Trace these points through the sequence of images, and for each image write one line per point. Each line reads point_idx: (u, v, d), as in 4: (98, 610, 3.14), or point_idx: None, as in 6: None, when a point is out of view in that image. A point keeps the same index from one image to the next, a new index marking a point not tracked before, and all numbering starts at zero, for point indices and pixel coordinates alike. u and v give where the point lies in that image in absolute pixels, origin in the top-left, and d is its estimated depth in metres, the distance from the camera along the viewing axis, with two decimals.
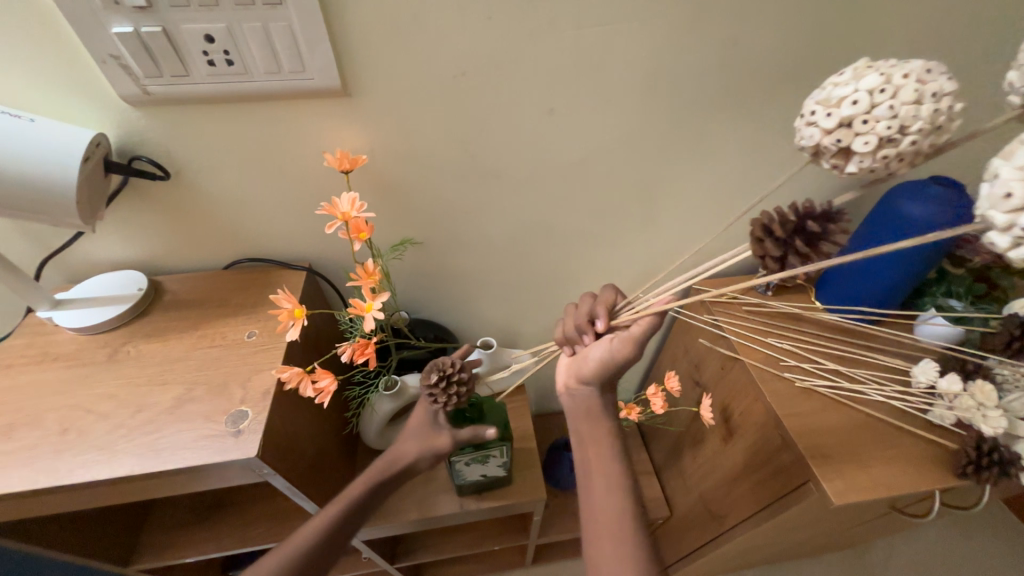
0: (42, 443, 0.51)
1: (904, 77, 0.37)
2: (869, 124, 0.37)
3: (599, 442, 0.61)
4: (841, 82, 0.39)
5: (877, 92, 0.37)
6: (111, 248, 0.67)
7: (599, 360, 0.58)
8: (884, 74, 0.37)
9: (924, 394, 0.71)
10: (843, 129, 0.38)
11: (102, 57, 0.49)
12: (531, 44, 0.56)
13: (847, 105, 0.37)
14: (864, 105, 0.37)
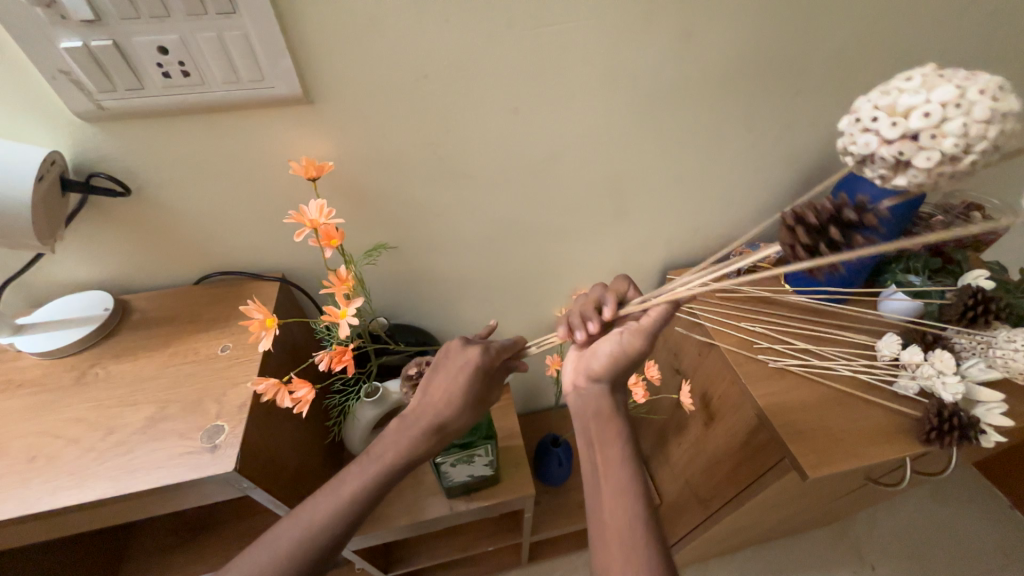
0: (8, 472, 0.50)
1: (982, 92, 0.32)
2: (938, 140, 0.32)
3: (609, 444, 0.60)
4: (910, 89, 0.34)
5: (951, 105, 0.32)
6: (74, 269, 0.66)
7: (610, 353, 0.63)
8: (959, 86, 0.33)
9: (888, 366, 0.74)
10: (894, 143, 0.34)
11: (51, 73, 0.48)
12: (491, 44, 0.57)
13: (916, 117, 0.33)
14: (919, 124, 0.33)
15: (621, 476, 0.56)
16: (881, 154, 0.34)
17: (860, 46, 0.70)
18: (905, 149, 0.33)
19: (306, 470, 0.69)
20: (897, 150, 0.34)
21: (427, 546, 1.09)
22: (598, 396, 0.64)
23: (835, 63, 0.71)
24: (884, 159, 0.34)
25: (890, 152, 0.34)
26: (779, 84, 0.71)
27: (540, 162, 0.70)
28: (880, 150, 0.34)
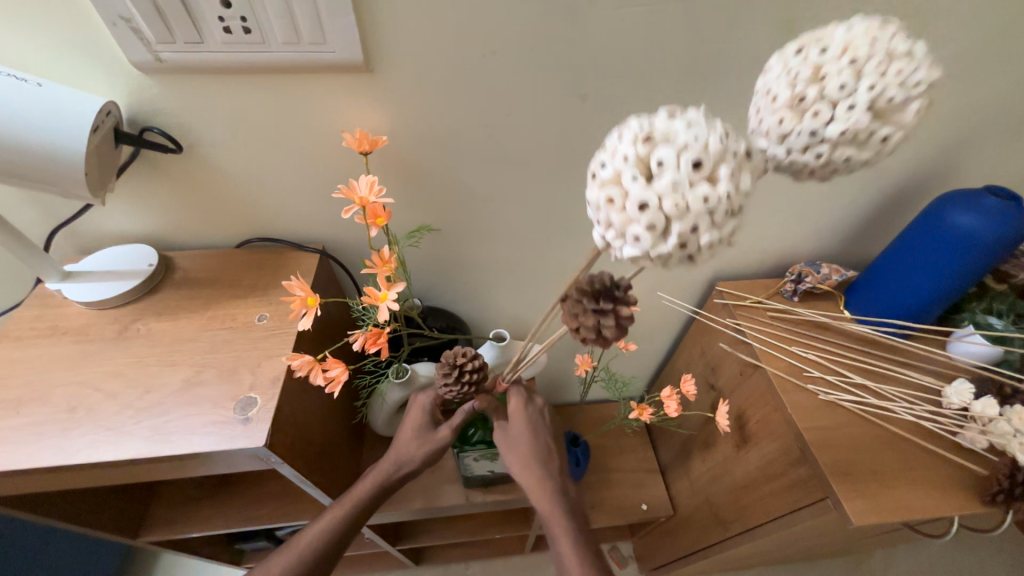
0: (49, 420, 0.51)
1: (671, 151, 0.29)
2: (854, 112, 0.31)
3: (552, 516, 0.57)
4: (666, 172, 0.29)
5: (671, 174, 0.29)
6: (121, 221, 0.65)
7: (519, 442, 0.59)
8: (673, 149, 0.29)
9: (955, 416, 0.69)
10: (892, 66, 0.30)
11: (112, 19, 0.46)
12: (570, 23, 0.52)
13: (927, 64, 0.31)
14: (851, 78, 0.31)
15: (574, 555, 0.54)
16: (835, 123, 0.31)
17: (979, 56, 0.62)
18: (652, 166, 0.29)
19: (330, 446, 0.69)
20: (893, 87, 0.30)
21: (436, 527, 1.10)
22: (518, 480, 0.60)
23: (946, 72, 0.63)
24: (878, 99, 0.31)
25: (894, 89, 0.30)
26: None
27: None
28: (866, 85, 0.30)
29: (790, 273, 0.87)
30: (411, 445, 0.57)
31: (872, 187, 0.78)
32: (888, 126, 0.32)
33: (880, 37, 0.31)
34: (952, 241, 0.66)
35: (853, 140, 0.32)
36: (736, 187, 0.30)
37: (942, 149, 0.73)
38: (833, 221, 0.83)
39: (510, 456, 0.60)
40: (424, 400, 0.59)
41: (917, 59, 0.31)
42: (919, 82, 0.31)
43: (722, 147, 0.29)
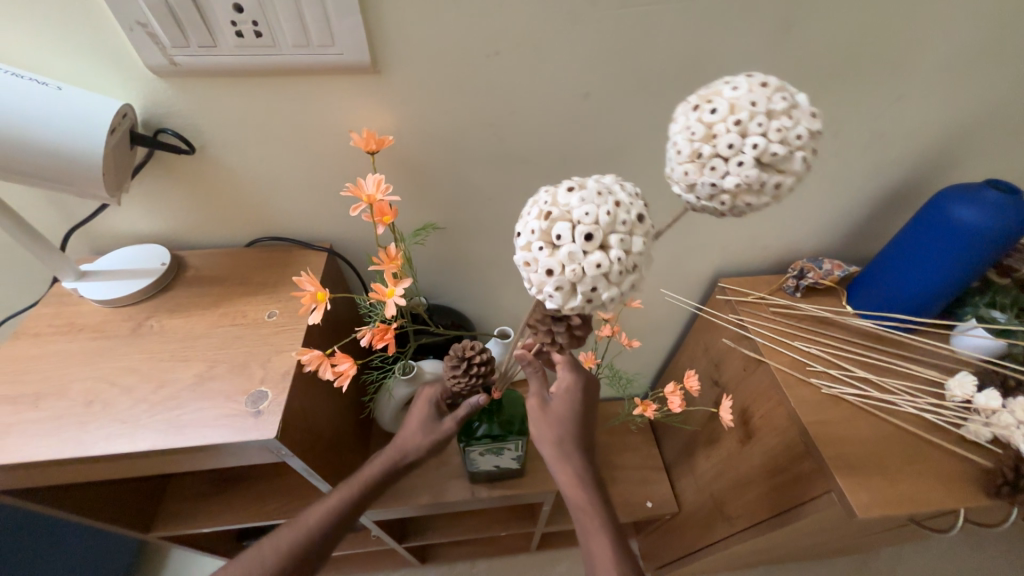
0: (68, 413, 0.52)
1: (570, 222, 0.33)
2: (744, 167, 0.35)
3: (585, 505, 0.57)
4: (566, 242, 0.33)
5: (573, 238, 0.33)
6: (135, 221, 0.67)
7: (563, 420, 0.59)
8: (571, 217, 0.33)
9: (958, 409, 0.69)
10: (776, 122, 0.34)
11: (129, 24, 0.47)
12: (571, 23, 0.53)
13: (806, 117, 0.35)
14: (739, 137, 0.35)
15: (604, 545, 0.55)
16: (730, 176, 0.35)
17: (977, 51, 0.63)
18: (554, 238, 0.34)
19: (339, 441, 0.70)
20: (778, 141, 0.34)
21: (441, 524, 1.11)
22: (555, 464, 0.59)
23: (945, 68, 0.64)
24: (768, 152, 0.34)
25: (779, 144, 0.34)
26: (874, 88, 0.65)
27: (606, 153, 0.67)
28: (759, 141, 0.34)
29: (792, 269, 0.87)
30: (417, 432, 0.59)
31: (873, 183, 0.78)
32: (785, 171, 0.35)
33: (761, 95, 0.35)
34: (953, 235, 0.67)
35: (753, 186, 0.35)
36: (629, 250, 0.34)
37: (942, 144, 0.74)
38: (835, 216, 0.84)
39: (553, 437, 0.59)
40: (431, 393, 0.61)
41: (796, 114, 0.35)
42: (802, 135, 0.34)
43: (612, 219, 0.33)
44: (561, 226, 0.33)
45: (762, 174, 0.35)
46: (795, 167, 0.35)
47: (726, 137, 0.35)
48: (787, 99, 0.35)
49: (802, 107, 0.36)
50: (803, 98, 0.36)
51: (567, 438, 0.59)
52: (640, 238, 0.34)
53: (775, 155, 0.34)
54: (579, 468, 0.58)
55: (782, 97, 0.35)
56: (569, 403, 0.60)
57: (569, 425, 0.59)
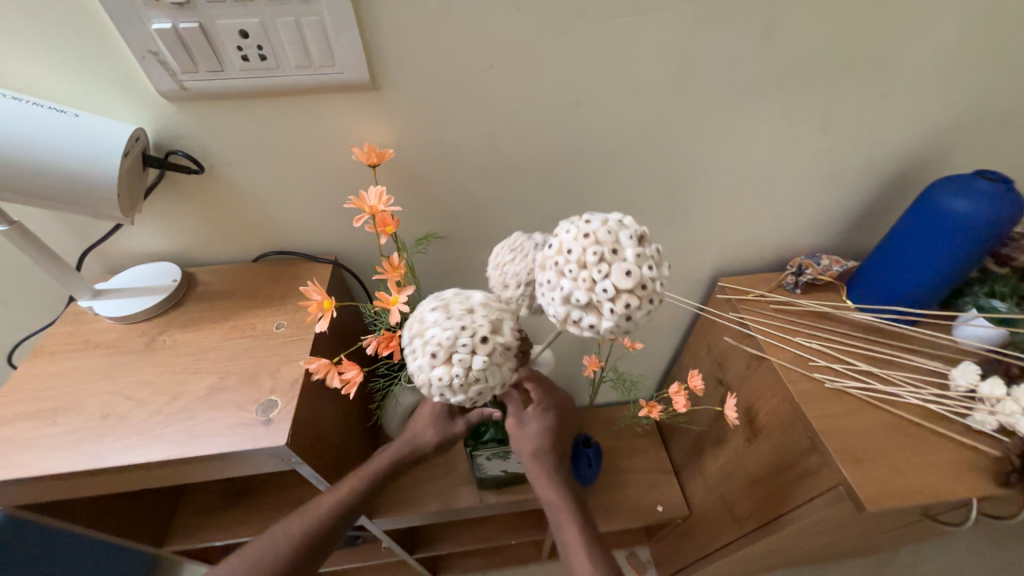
0: (85, 426, 0.54)
1: (435, 349, 0.38)
2: (558, 302, 0.37)
3: (562, 510, 0.58)
4: (432, 362, 0.39)
5: (438, 360, 0.38)
6: (147, 240, 0.69)
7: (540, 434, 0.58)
8: (440, 343, 0.38)
9: (963, 398, 0.69)
10: (581, 277, 0.35)
11: (142, 53, 0.50)
12: (561, 36, 0.56)
13: (620, 273, 0.34)
14: (558, 275, 0.36)
15: (580, 544, 0.56)
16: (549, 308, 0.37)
17: (959, 47, 0.65)
18: (429, 362, 0.39)
19: (347, 449, 0.71)
20: (585, 291, 0.35)
21: (452, 534, 1.11)
22: (533, 471, 0.59)
23: (928, 64, 0.66)
24: (573, 298, 0.35)
25: (580, 295, 0.35)
26: (859, 86, 0.67)
27: (599, 158, 0.69)
28: (564, 288, 0.36)
29: (790, 267, 0.88)
30: (425, 428, 0.59)
31: (866, 179, 0.80)
32: (597, 316, 0.36)
33: (579, 246, 0.35)
34: (948, 226, 0.67)
35: (571, 321, 0.37)
36: (470, 366, 0.38)
37: (931, 138, 0.75)
38: (830, 213, 0.85)
39: (530, 448, 0.58)
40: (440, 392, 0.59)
41: (611, 265, 0.34)
42: (607, 290, 0.34)
43: (456, 340, 0.38)
44: (432, 351, 0.38)
45: (571, 314, 0.36)
46: (607, 317, 0.35)
47: (547, 277, 0.37)
48: (609, 251, 0.34)
49: (630, 258, 0.34)
50: (634, 249, 0.35)
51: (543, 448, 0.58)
52: (486, 356, 0.39)
53: (579, 302, 0.35)
54: (555, 474, 0.59)
55: (594, 251, 0.34)
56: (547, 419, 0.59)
57: (546, 436, 0.59)
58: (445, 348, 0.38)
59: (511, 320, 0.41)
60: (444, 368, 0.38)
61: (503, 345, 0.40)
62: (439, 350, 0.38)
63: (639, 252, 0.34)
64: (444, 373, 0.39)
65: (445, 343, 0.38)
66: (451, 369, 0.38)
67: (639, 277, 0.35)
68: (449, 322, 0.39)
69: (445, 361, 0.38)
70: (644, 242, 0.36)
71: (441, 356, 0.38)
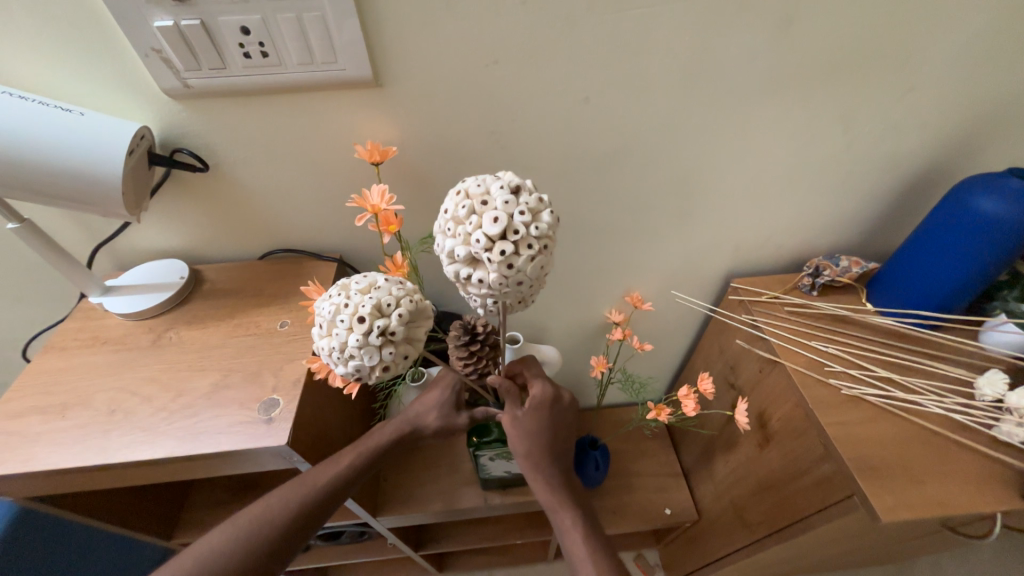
0: (92, 422, 0.54)
1: (322, 319, 0.38)
2: (461, 257, 0.33)
3: (558, 506, 0.58)
4: (322, 333, 0.39)
5: (324, 329, 0.38)
6: (155, 237, 0.70)
7: (538, 433, 0.56)
8: (324, 315, 0.38)
9: (989, 408, 0.66)
10: (457, 232, 0.33)
11: (145, 50, 0.50)
12: (568, 29, 0.54)
13: (488, 220, 0.32)
14: (461, 230, 0.33)
15: (580, 541, 0.55)
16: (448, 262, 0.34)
17: (992, 36, 0.61)
18: (320, 333, 0.39)
19: None
20: (462, 245, 0.33)
21: (458, 532, 1.11)
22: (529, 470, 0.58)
23: (957, 54, 0.62)
24: (455, 254, 0.34)
25: (458, 248, 0.33)
26: (883, 78, 0.64)
27: (607, 155, 0.68)
28: (446, 246, 0.34)
29: (807, 268, 0.85)
30: (426, 408, 0.58)
31: (889, 176, 0.76)
32: (484, 270, 0.33)
33: (452, 203, 0.34)
34: (976, 227, 0.64)
35: (465, 282, 0.35)
36: (345, 343, 0.37)
37: (959, 133, 0.71)
38: (849, 212, 0.82)
39: (525, 449, 0.56)
40: (450, 380, 0.58)
41: (480, 217, 0.33)
42: (478, 239, 0.32)
43: (337, 316, 0.37)
44: (320, 321, 0.39)
45: (461, 272, 0.35)
46: (489, 269, 0.32)
47: (437, 241, 0.36)
48: (478, 202, 0.33)
49: (496, 205, 0.32)
50: (500, 195, 0.32)
51: (541, 445, 0.57)
52: (363, 334, 0.37)
53: (461, 257, 0.33)
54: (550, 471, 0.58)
55: (464, 203, 0.33)
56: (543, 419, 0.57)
57: (543, 433, 0.57)
58: (329, 318, 0.38)
59: (404, 305, 0.38)
60: (327, 340, 0.38)
61: (382, 329, 0.37)
62: (325, 324, 0.38)
63: (505, 198, 0.32)
64: (329, 347, 0.38)
65: (329, 314, 0.38)
66: (333, 342, 0.38)
67: (512, 224, 0.32)
68: (338, 297, 0.38)
69: (329, 333, 0.38)
70: (521, 191, 0.34)
71: (326, 326, 0.38)
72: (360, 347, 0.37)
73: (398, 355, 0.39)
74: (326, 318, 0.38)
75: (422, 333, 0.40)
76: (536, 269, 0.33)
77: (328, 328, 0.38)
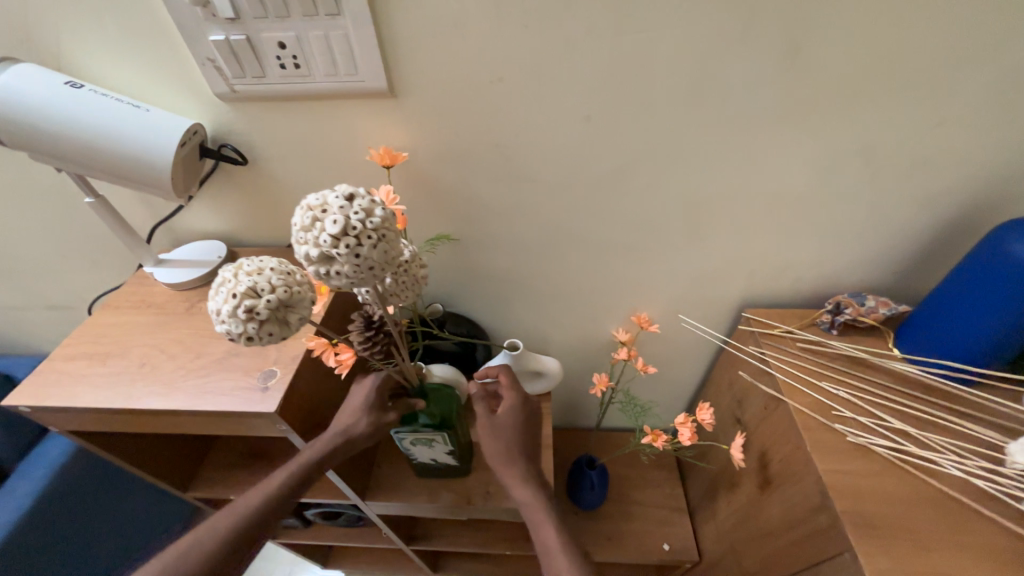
0: (124, 371, 0.63)
1: (214, 290, 0.41)
2: (314, 257, 0.38)
3: (532, 505, 0.59)
4: (213, 299, 0.41)
5: (214, 297, 0.41)
6: (203, 220, 0.80)
7: (511, 426, 0.64)
8: (217, 285, 0.41)
9: (1020, 478, 0.58)
10: (308, 238, 0.37)
11: (202, 59, 0.58)
12: (568, 50, 0.57)
13: (329, 222, 0.36)
14: (311, 235, 0.37)
15: (553, 535, 0.56)
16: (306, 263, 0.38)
17: None
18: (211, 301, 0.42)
19: None
20: (313, 248, 0.37)
21: (451, 532, 1.12)
22: (502, 470, 0.62)
23: (998, 88, 0.58)
24: (311, 257, 0.38)
25: (310, 252, 0.37)
26: (910, 111, 0.60)
27: (610, 173, 0.69)
28: (301, 253, 0.38)
29: (827, 304, 0.81)
30: (351, 416, 0.63)
31: (921, 214, 0.71)
32: (338, 264, 0.38)
33: (297, 217, 0.38)
34: (1017, 275, 0.58)
35: (326, 279, 0.39)
36: (221, 311, 0.40)
37: (1006, 172, 0.65)
38: (878, 249, 0.76)
39: (498, 443, 0.63)
40: (370, 382, 0.65)
41: (324, 221, 0.37)
42: (324, 240, 0.36)
43: (223, 289, 0.41)
44: (214, 291, 0.42)
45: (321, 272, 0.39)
46: (341, 262, 0.37)
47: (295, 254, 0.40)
48: (319, 211, 0.37)
49: (334, 210, 0.37)
50: (335, 202, 0.37)
51: (512, 442, 0.63)
52: (235, 308, 0.40)
53: (314, 258, 0.37)
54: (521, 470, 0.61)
55: (305, 214, 0.37)
56: (513, 416, 0.65)
57: (514, 429, 0.64)
58: (219, 287, 0.41)
59: (279, 292, 0.41)
60: (213, 308, 0.41)
61: (249, 306, 0.40)
62: (215, 295, 0.41)
63: (339, 203, 0.36)
64: (214, 315, 0.41)
65: (220, 287, 0.41)
66: (215, 310, 0.41)
67: (351, 222, 0.37)
68: (232, 271, 0.41)
69: (214, 304, 0.41)
70: (355, 197, 0.38)
71: (216, 294, 0.41)
72: (228, 316, 0.40)
73: (266, 332, 0.41)
74: (217, 289, 0.41)
75: (295, 318, 0.43)
76: (382, 255, 0.38)
77: (216, 296, 0.41)
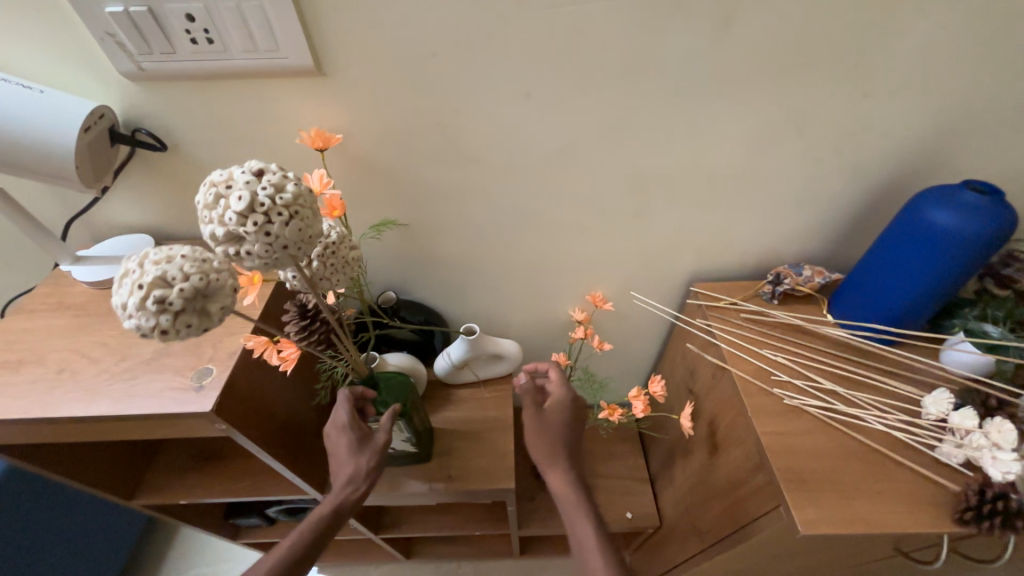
0: (40, 378, 0.58)
1: (121, 281, 0.37)
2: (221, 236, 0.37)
3: (571, 502, 0.61)
4: (118, 290, 0.37)
5: (119, 289, 0.37)
6: (125, 213, 0.74)
7: (560, 424, 0.68)
8: (123, 275, 0.37)
9: (934, 428, 0.64)
10: (213, 217, 0.37)
11: (100, 34, 0.53)
12: (501, 24, 0.55)
13: (233, 199, 0.35)
14: (218, 213, 0.36)
15: (590, 532, 0.58)
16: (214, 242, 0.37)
17: (949, 43, 0.59)
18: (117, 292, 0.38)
19: (293, 423, 0.74)
20: (220, 226, 0.36)
21: (421, 519, 1.13)
22: (549, 467, 0.64)
23: (913, 61, 0.61)
24: (218, 236, 0.37)
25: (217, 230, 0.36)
26: (835, 84, 0.62)
27: (554, 152, 0.68)
28: (208, 233, 0.37)
29: (768, 275, 0.84)
30: (345, 444, 0.63)
31: (850, 185, 0.74)
32: (248, 243, 0.37)
33: (202, 195, 0.37)
34: (931, 240, 0.62)
35: (239, 260, 0.39)
36: (128, 305, 0.36)
37: (924, 143, 0.69)
38: (813, 221, 0.80)
39: (547, 440, 0.66)
40: (344, 400, 0.64)
41: (229, 197, 0.36)
42: (230, 217, 0.36)
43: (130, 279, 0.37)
44: (120, 281, 0.38)
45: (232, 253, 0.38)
46: (250, 240, 0.36)
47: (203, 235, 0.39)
48: (223, 187, 0.36)
49: (239, 185, 0.36)
50: (240, 178, 0.36)
51: (560, 442, 0.66)
52: (143, 301, 0.36)
53: (221, 237, 0.37)
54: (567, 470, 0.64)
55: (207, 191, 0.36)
56: (559, 416, 0.68)
57: (563, 430, 0.67)
58: (125, 278, 0.37)
59: (192, 281, 0.37)
60: (119, 300, 0.37)
61: (159, 297, 0.36)
62: (121, 286, 0.37)
63: (243, 179, 0.36)
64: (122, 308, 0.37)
65: (126, 278, 0.37)
66: (122, 303, 0.37)
67: (258, 199, 0.36)
68: (138, 260, 0.37)
69: (120, 296, 0.37)
70: (264, 172, 0.37)
71: (122, 285, 0.37)
72: (137, 310, 0.36)
73: (183, 324, 0.38)
74: (123, 279, 0.37)
75: (216, 310, 0.39)
76: (297, 233, 0.37)
77: (121, 287, 0.37)
